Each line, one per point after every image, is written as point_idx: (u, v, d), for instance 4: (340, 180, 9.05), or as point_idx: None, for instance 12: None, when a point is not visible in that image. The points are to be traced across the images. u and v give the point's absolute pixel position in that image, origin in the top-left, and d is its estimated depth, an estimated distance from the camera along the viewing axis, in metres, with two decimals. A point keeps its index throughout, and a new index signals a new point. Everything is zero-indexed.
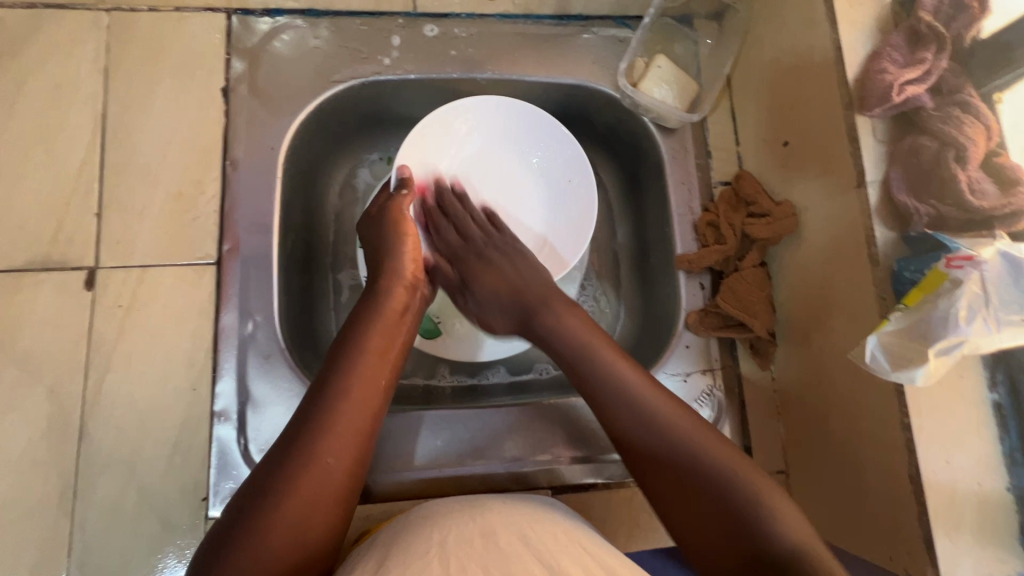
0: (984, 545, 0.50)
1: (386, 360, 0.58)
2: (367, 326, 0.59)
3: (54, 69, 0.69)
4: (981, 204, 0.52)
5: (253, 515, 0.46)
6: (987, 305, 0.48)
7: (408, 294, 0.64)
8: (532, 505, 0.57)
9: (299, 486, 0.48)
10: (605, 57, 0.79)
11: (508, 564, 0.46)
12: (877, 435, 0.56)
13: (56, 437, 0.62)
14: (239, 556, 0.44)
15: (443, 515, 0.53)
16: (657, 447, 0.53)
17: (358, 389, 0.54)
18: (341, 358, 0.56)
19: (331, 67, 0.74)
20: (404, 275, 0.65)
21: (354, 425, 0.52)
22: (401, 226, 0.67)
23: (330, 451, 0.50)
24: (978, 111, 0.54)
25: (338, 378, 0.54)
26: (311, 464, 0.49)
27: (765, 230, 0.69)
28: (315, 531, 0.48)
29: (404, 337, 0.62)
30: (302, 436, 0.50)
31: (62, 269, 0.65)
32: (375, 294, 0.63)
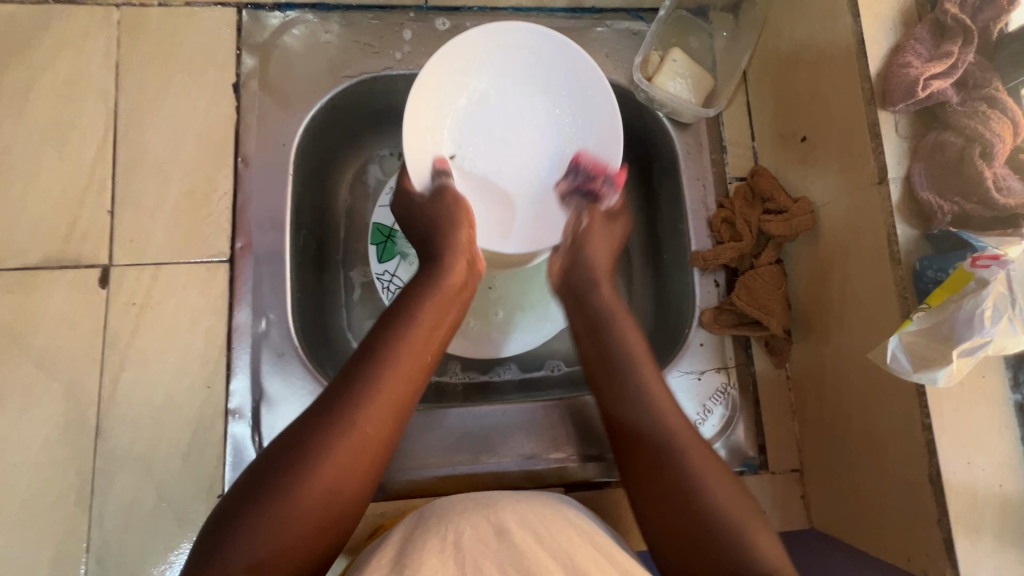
0: (1005, 547, 0.50)
1: (434, 336, 0.58)
2: (424, 300, 0.59)
3: (66, 64, 0.69)
4: (1006, 201, 0.51)
5: (290, 477, 0.47)
6: (1013, 306, 0.48)
7: (465, 272, 0.63)
8: (540, 498, 0.57)
9: (337, 449, 0.48)
10: (619, 51, 0.78)
11: (524, 562, 0.47)
12: (895, 435, 0.56)
13: (73, 434, 0.62)
14: (273, 510, 0.45)
15: (451, 510, 0.53)
16: (648, 423, 0.55)
17: (404, 365, 0.54)
18: (390, 329, 0.56)
19: (343, 62, 0.73)
20: (466, 251, 0.64)
21: (395, 397, 0.52)
22: (462, 201, 0.65)
23: (371, 420, 0.50)
24: (1005, 105, 0.52)
25: (387, 350, 0.54)
26: (352, 429, 0.49)
27: (782, 226, 0.68)
28: (343, 500, 0.48)
29: (451, 318, 0.62)
30: (347, 400, 0.51)
31: (77, 267, 0.65)
32: (435, 263, 0.63)
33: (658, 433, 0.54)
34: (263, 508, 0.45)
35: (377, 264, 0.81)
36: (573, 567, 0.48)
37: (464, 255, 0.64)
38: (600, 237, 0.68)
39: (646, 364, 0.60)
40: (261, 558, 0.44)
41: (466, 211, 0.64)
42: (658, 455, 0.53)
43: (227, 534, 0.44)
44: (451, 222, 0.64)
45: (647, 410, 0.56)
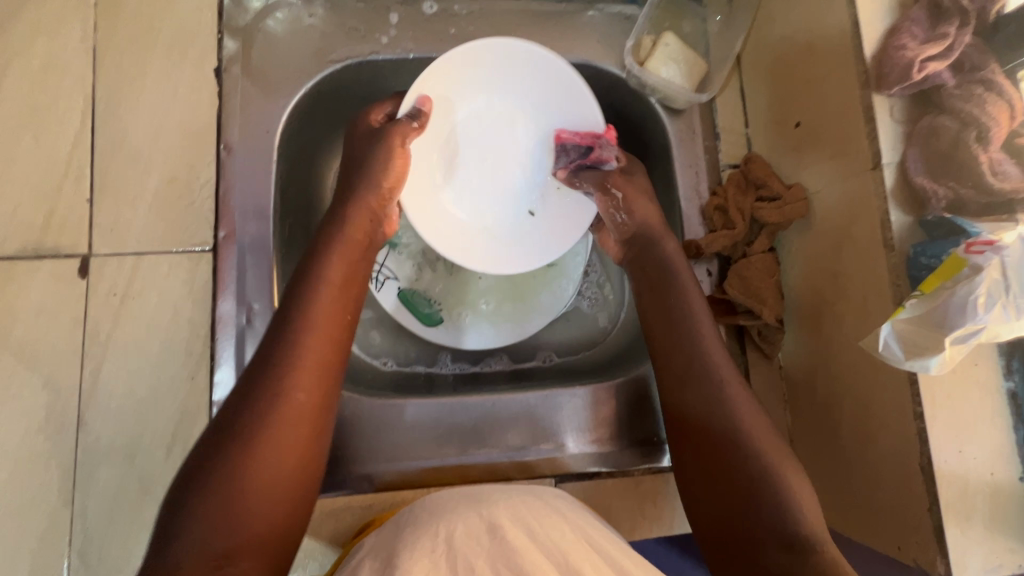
0: (995, 535, 0.50)
1: (344, 294, 0.57)
2: (326, 258, 0.58)
3: (42, 48, 0.67)
4: (1000, 185, 0.51)
5: (221, 458, 0.46)
6: (1007, 292, 0.47)
7: (371, 226, 0.63)
8: (536, 496, 0.56)
9: (268, 427, 0.48)
10: (610, 35, 0.76)
11: (515, 559, 0.46)
12: (886, 423, 0.55)
13: (54, 427, 0.61)
14: (211, 492, 0.45)
15: (444, 509, 0.53)
16: (704, 413, 0.56)
17: (320, 325, 0.54)
18: (299, 295, 0.55)
19: (328, 46, 0.71)
20: (371, 207, 0.62)
21: (319, 357, 0.52)
22: (389, 138, 0.62)
23: (298, 388, 0.50)
24: (1002, 88, 0.51)
25: (294, 318, 0.53)
26: (278, 400, 0.49)
27: (776, 214, 0.67)
28: (289, 476, 0.48)
29: (364, 269, 0.61)
30: (268, 372, 0.50)
31: (55, 257, 0.64)
32: (333, 224, 0.61)
33: (727, 426, 0.54)
34: (204, 501, 0.44)
35: None
36: (567, 564, 0.46)
37: (371, 206, 0.62)
38: (634, 194, 0.67)
39: (714, 346, 0.59)
40: (214, 541, 0.44)
41: (378, 169, 0.62)
42: (734, 444, 0.54)
43: (173, 534, 0.44)
44: (355, 187, 0.63)
45: (720, 402, 0.56)
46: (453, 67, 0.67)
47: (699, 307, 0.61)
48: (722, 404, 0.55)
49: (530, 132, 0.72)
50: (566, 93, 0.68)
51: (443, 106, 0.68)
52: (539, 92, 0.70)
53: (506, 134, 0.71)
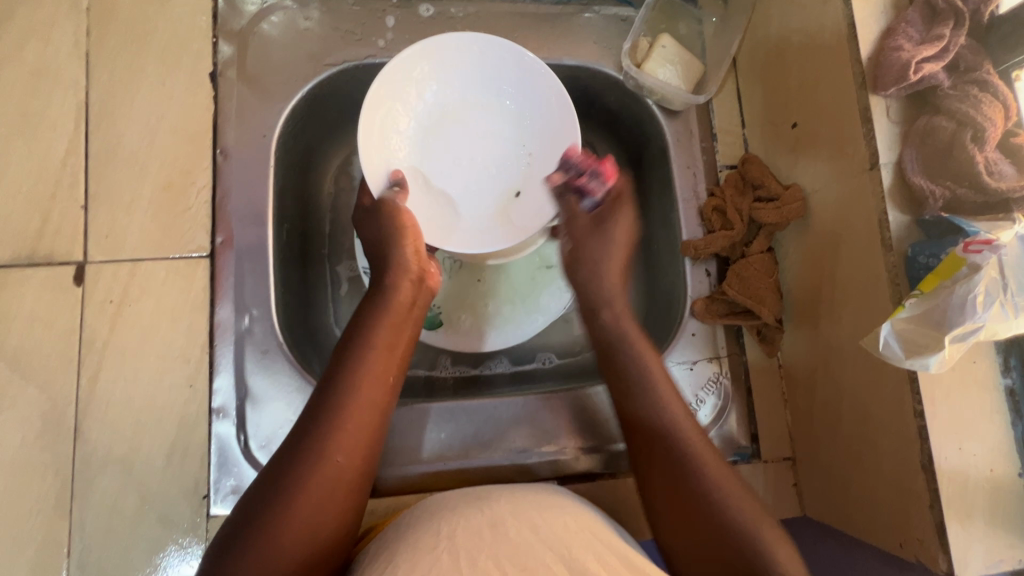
0: (995, 531, 0.51)
1: (392, 357, 0.58)
2: (374, 325, 0.58)
3: (33, 53, 0.66)
4: (998, 185, 0.51)
5: (264, 518, 0.47)
6: (1005, 290, 0.47)
7: (417, 289, 0.63)
8: (541, 494, 0.56)
9: (308, 490, 0.49)
10: (607, 37, 0.76)
11: (524, 558, 0.46)
12: (887, 421, 0.56)
13: (51, 437, 0.60)
14: (253, 554, 0.45)
15: (443, 507, 0.53)
16: (667, 450, 0.55)
17: (367, 389, 0.54)
18: (349, 355, 0.56)
19: (324, 50, 0.71)
20: (410, 268, 0.62)
21: (363, 421, 0.53)
22: (400, 219, 0.62)
23: (340, 451, 0.51)
24: (996, 90, 0.52)
25: (344, 381, 0.54)
26: (322, 463, 0.50)
27: (775, 215, 0.67)
28: (324, 535, 0.49)
29: (408, 333, 0.61)
30: (314, 434, 0.51)
31: (50, 264, 0.63)
32: (382, 289, 0.61)
33: (658, 427, 0.56)
34: (243, 561, 0.45)
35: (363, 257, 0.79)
36: (571, 560, 0.47)
37: (414, 271, 0.63)
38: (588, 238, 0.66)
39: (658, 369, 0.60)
40: None
41: (399, 226, 0.62)
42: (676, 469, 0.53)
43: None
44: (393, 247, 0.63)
45: (670, 432, 0.56)
46: (385, 92, 0.64)
47: (627, 322, 0.63)
48: (647, 393, 0.58)
49: (487, 112, 0.70)
50: (497, 64, 0.68)
51: (404, 100, 0.66)
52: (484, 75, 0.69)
53: (468, 130, 0.70)
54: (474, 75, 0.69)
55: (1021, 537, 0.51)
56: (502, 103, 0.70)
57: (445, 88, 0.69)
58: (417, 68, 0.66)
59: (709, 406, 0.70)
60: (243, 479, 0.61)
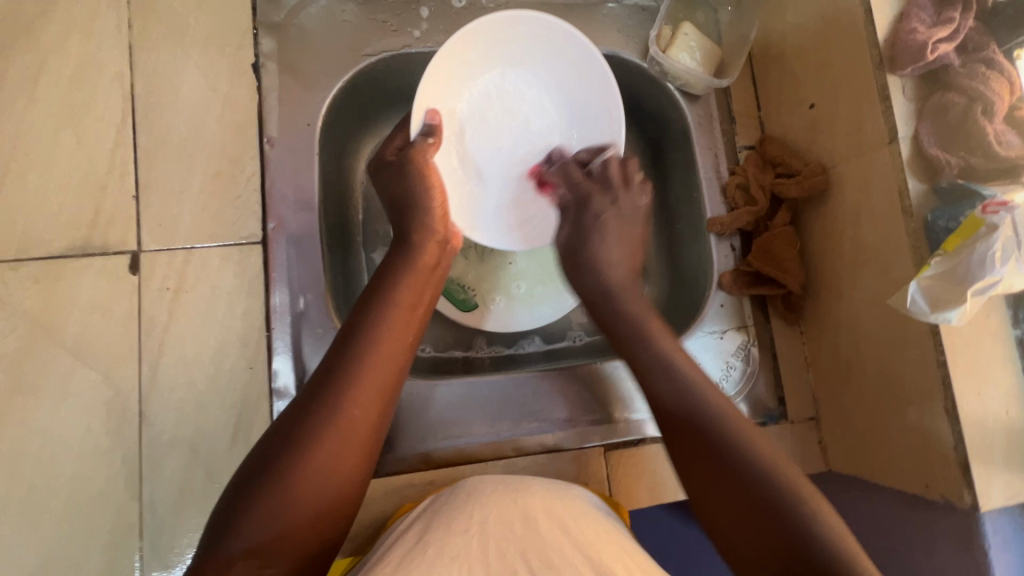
0: (1014, 468, 0.56)
1: (412, 317, 0.59)
2: (396, 283, 0.60)
3: (76, 46, 0.67)
4: (1007, 153, 0.56)
5: (279, 462, 0.48)
6: (1019, 247, 0.52)
7: (439, 253, 0.64)
8: (568, 494, 0.58)
9: (326, 434, 0.49)
10: (629, 26, 0.80)
11: (546, 552, 0.49)
12: (911, 373, 0.61)
13: (116, 421, 0.61)
14: (268, 496, 0.46)
15: (485, 493, 0.56)
16: (675, 398, 0.57)
17: (386, 343, 0.55)
18: (369, 311, 0.57)
19: (362, 40, 0.73)
20: (436, 231, 0.65)
21: (382, 371, 0.54)
22: (427, 175, 0.64)
23: (356, 400, 0.51)
24: (1002, 66, 0.57)
25: (365, 335, 0.55)
26: (339, 413, 0.50)
27: (797, 188, 0.71)
28: (340, 482, 0.50)
29: (429, 294, 0.62)
30: (331, 385, 0.52)
31: (105, 254, 0.64)
32: (404, 249, 0.63)
33: (681, 407, 0.56)
34: (258, 502, 0.46)
35: None
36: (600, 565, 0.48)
37: (435, 233, 0.64)
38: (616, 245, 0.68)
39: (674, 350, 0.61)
40: (263, 539, 0.45)
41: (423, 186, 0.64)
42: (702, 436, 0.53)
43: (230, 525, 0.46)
44: (415, 210, 0.64)
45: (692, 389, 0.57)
46: (459, 51, 0.67)
47: (636, 313, 0.65)
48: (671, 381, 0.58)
49: (540, 105, 0.74)
50: (578, 77, 0.72)
51: (474, 68, 0.69)
52: (553, 71, 0.72)
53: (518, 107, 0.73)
54: (556, 70, 0.72)
55: None
56: (559, 104, 0.74)
57: (525, 69, 0.72)
58: (511, 32, 0.68)
59: (737, 371, 0.75)
60: None
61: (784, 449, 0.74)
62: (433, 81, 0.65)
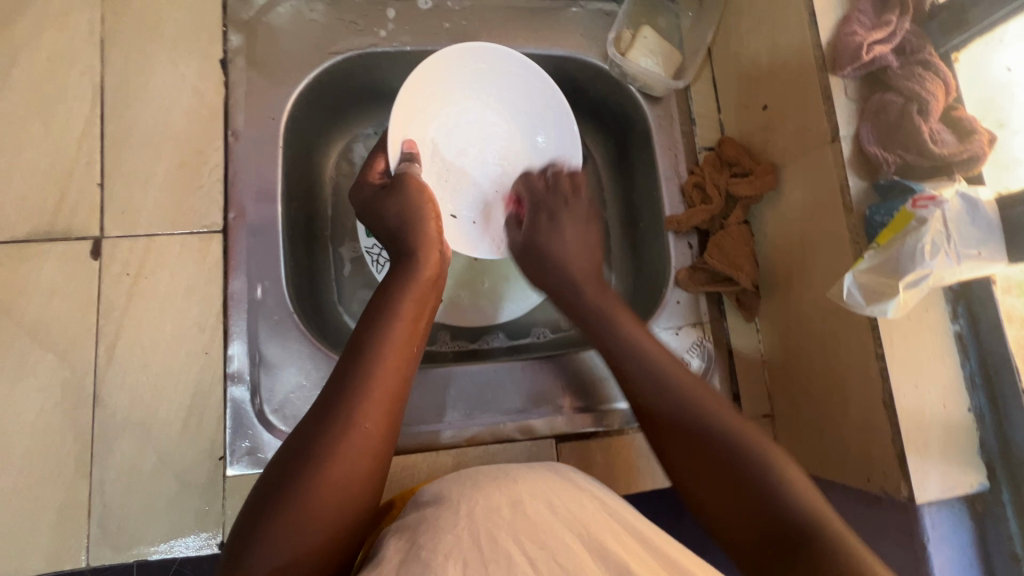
0: (949, 459, 0.57)
1: (417, 328, 0.57)
2: (399, 296, 0.58)
3: (49, 40, 0.69)
4: (942, 151, 0.57)
5: (293, 486, 0.45)
6: (948, 241, 0.54)
7: (439, 264, 0.64)
8: (558, 479, 0.56)
9: (341, 453, 0.47)
10: (593, 30, 0.82)
11: (540, 535, 0.46)
12: (856, 366, 0.61)
13: (70, 402, 0.63)
14: (283, 523, 0.43)
15: (468, 487, 0.53)
16: (647, 379, 0.57)
17: (394, 356, 0.53)
18: (374, 326, 0.55)
19: (329, 39, 0.75)
20: (435, 242, 0.64)
21: (391, 384, 0.52)
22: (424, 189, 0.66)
23: (370, 414, 0.49)
24: (937, 68, 0.59)
25: (372, 347, 0.53)
26: (352, 430, 0.48)
27: (747, 187, 0.73)
28: (356, 499, 0.47)
29: (430, 308, 0.61)
30: (341, 402, 0.49)
31: (67, 239, 0.66)
32: (408, 260, 0.62)
33: (657, 388, 0.56)
34: (272, 531, 0.43)
35: (365, 238, 0.83)
36: (588, 534, 0.47)
37: (436, 246, 0.64)
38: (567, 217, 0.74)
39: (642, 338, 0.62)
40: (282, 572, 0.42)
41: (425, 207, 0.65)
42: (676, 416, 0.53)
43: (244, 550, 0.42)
44: (417, 228, 0.64)
45: (654, 366, 0.58)
46: (426, 82, 0.70)
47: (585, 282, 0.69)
48: (649, 370, 0.58)
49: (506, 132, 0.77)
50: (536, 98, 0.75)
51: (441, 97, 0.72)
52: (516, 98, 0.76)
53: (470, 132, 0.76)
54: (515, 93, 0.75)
55: (972, 464, 0.58)
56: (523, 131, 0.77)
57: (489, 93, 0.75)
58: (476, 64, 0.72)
59: (693, 367, 0.76)
60: (258, 441, 0.64)
61: None
62: (402, 118, 0.68)
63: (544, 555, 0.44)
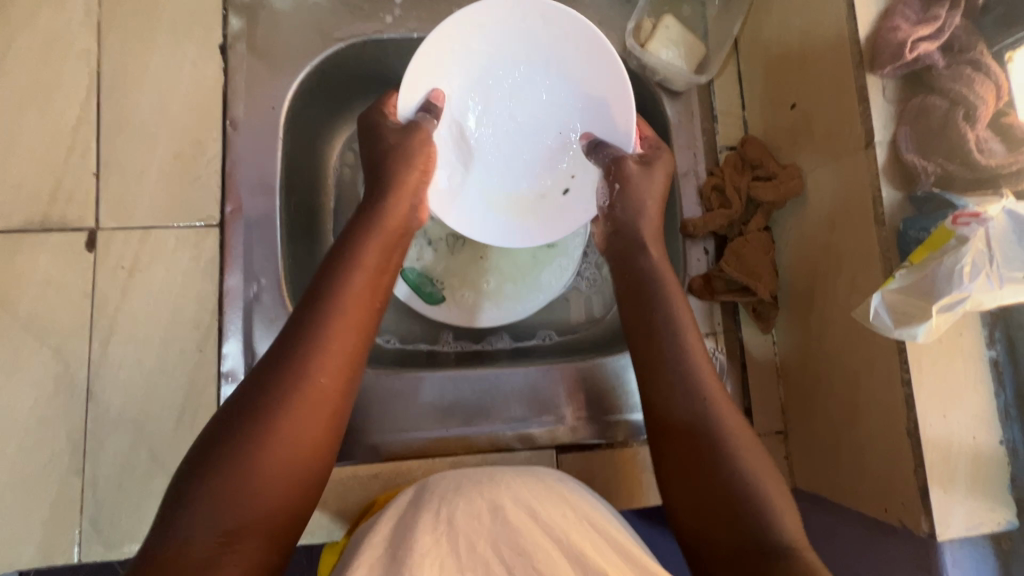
0: (976, 496, 0.53)
1: (379, 279, 0.56)
2: (361, 245, 0.56)
3: (46, 22, 0.67)
4: (989, 161, 0.53)
5: (237, 440, 0.44)
6: (990, 262, 0.49)
7: (409, 212, 0.60)
8: (527, 476, 0.54)
9: (291, 406, 0.46)
10: (611, 18, 0.77)
11: (519, 541, 0.46)
12: (877, 390, 0.57)
13: (64, 397, 0.62)
14: (228, 479, 0.43)
15: (448, 488, 0.52)
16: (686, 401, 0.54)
17: (350, 309, 0.52)
18: (332, 276, 0.53)
19: (333, 25, 0.71)
20: (410, 188, 0.60)
21: (347, 339, 0.51)
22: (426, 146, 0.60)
23: (323, 370, 0.48)
24: (989, 69, 0.54)
25: (329, 298, 0.51)
26: (302, 382, 0.47)
27: (772, 192, 0.68)
28: (307, 454, 0.47)
29: (396, 260, 0.59)
30: (293, 354, 0.48)
31: (62, 230, 0.64)
32: (371, 205, 0.59)
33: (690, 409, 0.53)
34: (211, 485, 0.42)
35: None
36: (568, 544, 0.46)
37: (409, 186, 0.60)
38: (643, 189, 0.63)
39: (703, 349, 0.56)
40: (225, 530, 0.42)
41: (410, 153, 0.60)
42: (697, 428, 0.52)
43: (181, 509, 0.41)
44: (389, 174, 0.60)
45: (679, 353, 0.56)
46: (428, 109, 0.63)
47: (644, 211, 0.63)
48: (684, 382, 0.54)
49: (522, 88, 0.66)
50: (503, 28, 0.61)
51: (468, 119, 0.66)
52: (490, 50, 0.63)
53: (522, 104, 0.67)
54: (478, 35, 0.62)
55: (1002, 501, 0.54)
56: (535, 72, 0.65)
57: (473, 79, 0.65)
58: (443, 58, 0.61)
59: None
60: None
61: None
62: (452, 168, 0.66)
63: (523, 563, 0.45)
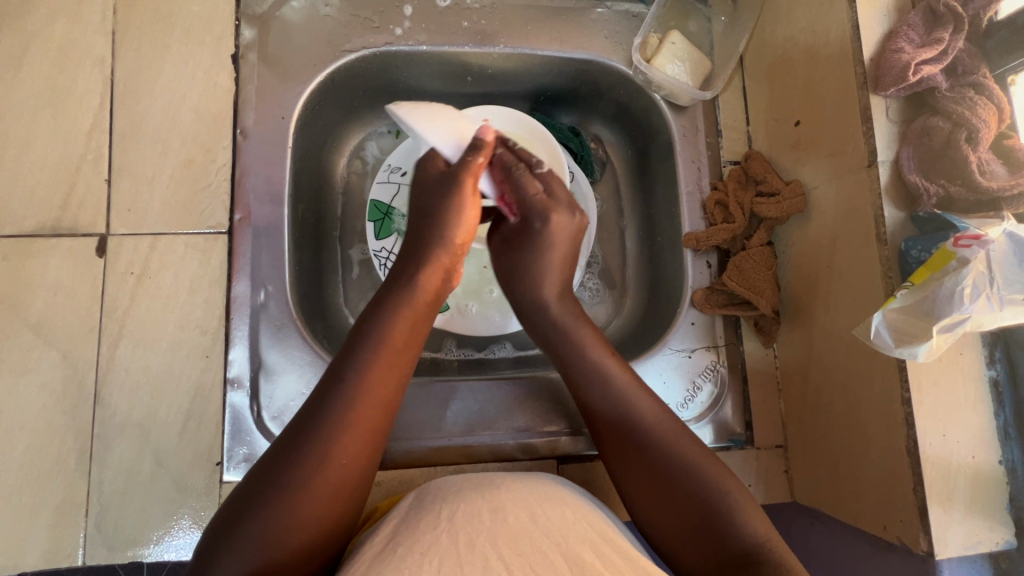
0: (975, 515, 0.53)
1: (405, 356, 0.54)
2: (393, 315, 0.55)
3: (60, 30, 0.68)
4: (989, 183, 0.53)
5: (258, 514, 0.45)
6: (990, 284, 0.50)
7: (441, 283, 0.58)
8: (537, 480, 0.56)
9: (312, 488, 0.47)
10: (619, 32, 0.78)
11: (519, 542, 0.46)
12: (878, 407, 0.57)
13: (71, 400, 0.63)
14: (247, 549, 0.44)
15: (449, 492, 0.52)
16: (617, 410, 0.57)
17: (377, 386, 0.51)
18: (363, 348, 0.52)
19: (343, 36, 0.72)
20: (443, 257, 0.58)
21: (371, 424, 0.51)
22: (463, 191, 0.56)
23: (346, 452, 0.49)
24: (991, 92, 0.55)
25: (357, 375, 0.51)
26: (325, 465, 0.47)
27: (775, 209, 0.70)
28: (325, 530, 0.48)
29: (424, 329, 0.57)
30: (319, 435, 0.48)
31: (73, 235, 0.65)
32: (401, 280, 0.57)
33: (624, 419, 0.57)
34: (235, 557, 0.44)
35: (375, 241, 0.79)
36: (571, 553, 0.46)
37: (443, 262, 0.58)
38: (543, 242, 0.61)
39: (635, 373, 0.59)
40: None
41: (451, 213, 0.56)
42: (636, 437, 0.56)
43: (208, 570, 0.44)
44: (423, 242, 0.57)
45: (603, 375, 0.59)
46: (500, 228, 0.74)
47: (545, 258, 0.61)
48: (617, 400, 0.58)
49: None
50: None
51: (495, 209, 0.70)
52: None
53: None
54: None
55: (1001, 520, 0.54)
56: None
57: None
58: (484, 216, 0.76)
59: (704, 392, 0.73)
60: (256, 448, 0.64)
61: (747, 475, 0.71)
62: None
63: (522, 562, 0.44)
